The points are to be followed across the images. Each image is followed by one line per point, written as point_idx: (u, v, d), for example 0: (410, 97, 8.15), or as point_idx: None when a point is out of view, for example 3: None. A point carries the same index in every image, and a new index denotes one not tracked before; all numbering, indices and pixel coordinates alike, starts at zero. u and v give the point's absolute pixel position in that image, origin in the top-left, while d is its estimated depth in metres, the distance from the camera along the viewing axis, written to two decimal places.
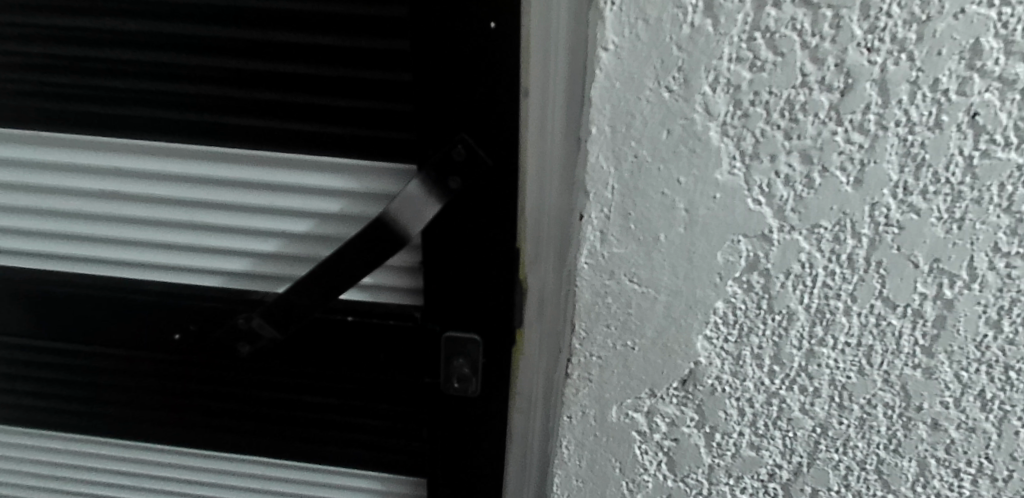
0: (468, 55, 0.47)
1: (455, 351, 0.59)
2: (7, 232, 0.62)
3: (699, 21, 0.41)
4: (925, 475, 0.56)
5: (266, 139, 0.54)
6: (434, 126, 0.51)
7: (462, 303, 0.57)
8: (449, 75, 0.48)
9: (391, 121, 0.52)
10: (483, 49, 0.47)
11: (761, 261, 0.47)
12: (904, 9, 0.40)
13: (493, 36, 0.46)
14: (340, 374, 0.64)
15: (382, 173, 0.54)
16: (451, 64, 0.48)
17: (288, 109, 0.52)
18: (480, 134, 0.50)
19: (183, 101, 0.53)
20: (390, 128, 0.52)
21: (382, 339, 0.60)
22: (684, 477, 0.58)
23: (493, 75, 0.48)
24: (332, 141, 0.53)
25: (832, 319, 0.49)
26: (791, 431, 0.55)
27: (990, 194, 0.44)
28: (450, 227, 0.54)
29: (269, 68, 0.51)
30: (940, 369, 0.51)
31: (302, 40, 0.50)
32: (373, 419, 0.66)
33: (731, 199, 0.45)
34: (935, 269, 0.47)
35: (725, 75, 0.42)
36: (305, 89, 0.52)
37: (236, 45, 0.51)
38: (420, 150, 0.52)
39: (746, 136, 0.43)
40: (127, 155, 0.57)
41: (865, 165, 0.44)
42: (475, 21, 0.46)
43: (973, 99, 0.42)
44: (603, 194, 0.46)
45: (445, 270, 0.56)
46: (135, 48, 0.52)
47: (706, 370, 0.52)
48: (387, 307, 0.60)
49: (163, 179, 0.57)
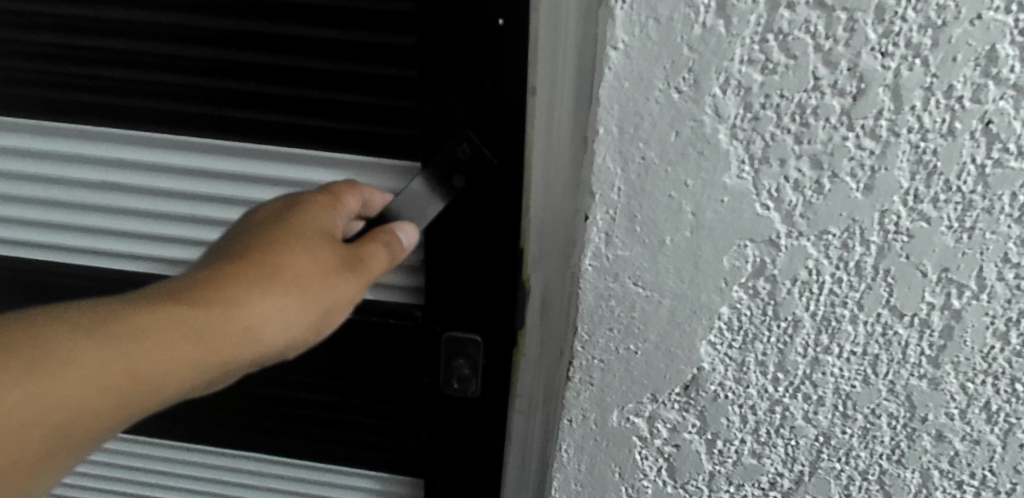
0: (476, 51, 0.47)
1: (456, 351, 0.58)
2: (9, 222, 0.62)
3: (711, 21, 0.40)
4: (928, 487, 0.55)
5: (267, 133, 0.53)
6: (439, 124, 0.50)
7: (463, 303, 0.56)
8: (457, 71, 0.48)
9: (394, 117, 0.51)
10: (492, 45, 0.46)
11: (768, 266, 0.47)
12: (920, 13, 0.39)
13: (503, 32, 0.46)
14: (339, 370, 0.63)
15: (385, 168, 0.53)
16: (459, 60, 0.48)
17: (291, 104, 0.52)
18: (485, 133, 0.49)
19: (184, 94, 0.53)
20: (392, 125, 0.51)
21: (383, 337, 0.60)
22: (684, 484, 0.57)
23: (501, 73, 0.47)
24: (333, 137, 0.52)
25: (838, 327, 0.49)
26: (793, 439, 0.54)
27: (1001, 204, 0.44)
28: (451, 225, 0.53)
29: (272, 60, 0.50)
30: (947, 380, 0.50)
31: (307, 31, 0.49)
32: (371, 418, 0.66)
33: (739, 203, 0.45)
34: (943, 278, 0.46)
35: (736, 77, 0.41)
36: (309, 83, 0.51)
37: (240, 37, 0.50)
38: (423, 147, 0.51)
39: (757, 140, 0.43)
40: (125, 146, 0.56)
41: (876, 172, 0.43)
42: (484, 17, 0.46)
43: (987, 106, 0.41)
44: (609, 196, 0.46)
45: (446, 267, 0.55)
46: (136, 39, 0.51)
47: (709, 376, 0.52)
48: (387, 306, 0.59)
49: (163, 169, 0.56)
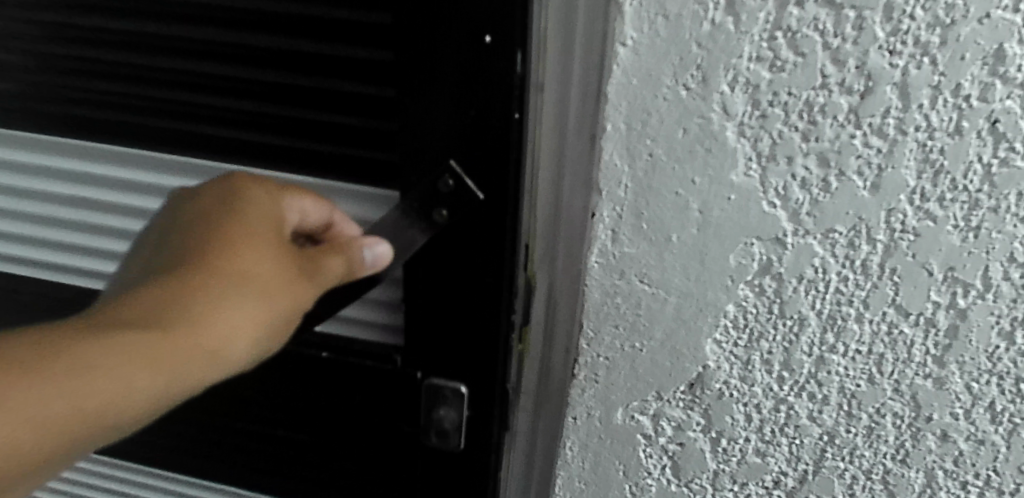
0: (461, 73, 0.46)
1: (434, 394, 0.58)
2: (19, 239, 0.64)
3: (720, 18, 0.40)
4: (933, 486, 0.55)
5: (254, 154, 0.53)
6: (419, 148, 0.49)
7: (444, 342, 0.56)
8: (440, 92, 0.47)
9: (375, 140, 0.50)
10: (477, 66, 0.46)
11: (775, 265, 0.47)
12: (928, 11, 0.39)
13: (489, 51, 0.45)
14: (314, 411, 0.63)
15: (369, 199, 0.53)
16: (443, 80, 0.47)
17: (276, 123, 0.51)
18: (467, 159, 0.48)
19: (176, 110, 0.53)
20: (372, 148, 0.50)
21: (358, 379, 0.59)
22: (687, 483, 0.57)
23: (484, 96, 0.46)
24: (314, 159, 0.52)
25: (844, 325, 0.49)
26: (797, 438, 0.54)
27: (1007, 203, 0.44)
28: (433, 260, 0.52)
29: (256, 74, 0.50)
30: (951, 379, 0.50)
31: (286, 45, 0.48)
32: (347, 462, 0.65)
33: (745, 201, 0.45)
34: (949, 277, 0.46)
35: (744, 74, 0.41)
36: (291, 101, 0.50)
37: (227, 49, 0.49)
38: (404, 174, 0.50)
39: (764, 138, 0.43)
40: (121, 169, 0.57)
41: (883, 170, 0.43)
42: (472, 36, 0.45)
43: (994, 105, 0.41)
44: (616, 192, 0.46)
45: (428, 304, 0.54)
46: (133, 51, 0.51)
47: (715, 374, 0.52)
48: (364, 347, 0.59)
49: (164, 179, 0.56)
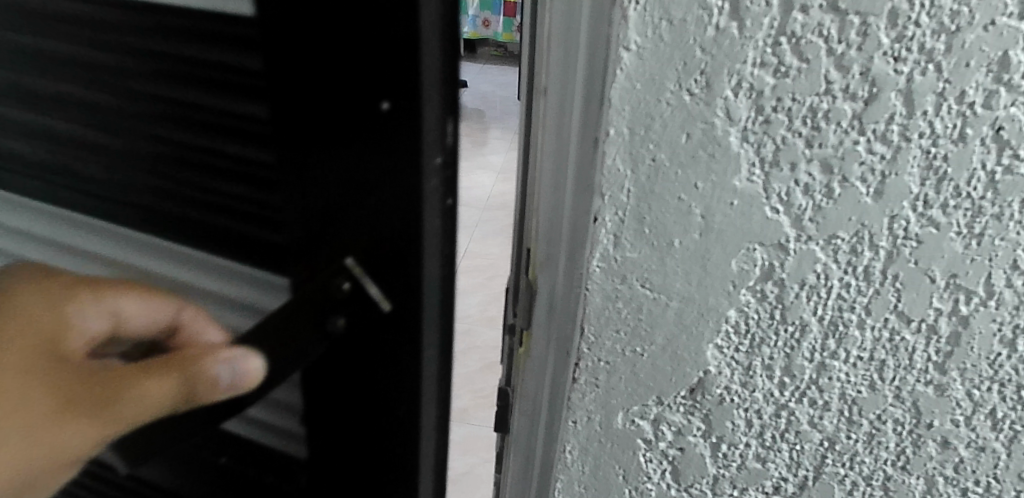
0: (363, 140, 0.43)
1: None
2: None
3: (724, 23, 0.40)
4: (933, 493, 0.55)
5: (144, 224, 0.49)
6: (317, 223, 0.46)
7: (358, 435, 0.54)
8: (342, 161, 0.44)
9: (270, 215, 0.46)
10: (379, 132, 0.42)
11: (777, 270, 0.47)
12: (933, 18, 0.39)
13: (389, 115, 0.42)
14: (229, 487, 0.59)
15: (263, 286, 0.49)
16: (343, 149, 0.43)
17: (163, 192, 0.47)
18: (369, 233, 0.46)
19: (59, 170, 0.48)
20: (265, 223, 0.46)
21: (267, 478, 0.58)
22: (688, 487, 0.57)
23: (387, 165, 0.43)
24: (205, 235, 0.47)
25: (846, 332, 0.49)
26: (798, 444, 0.54)
27: (1011, 211, 0.43)
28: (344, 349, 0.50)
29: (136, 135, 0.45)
30: (953, 386, 0.50)
31: (172, 107, 0.44)
32: None
33: (748, 206, 0.45)
34: (952, 284, 0.46)
35: (748, 79, 0.41)
36: (175, 169, 0.46)
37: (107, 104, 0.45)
38: (303, 250, 0.46)
39: (767, 143, 0.43)
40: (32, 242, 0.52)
41: (887, 177, 0.43)
42: (372, 101, 0.41)
43: (998, 112, 0.41)
44: (618, 197, 0.46)
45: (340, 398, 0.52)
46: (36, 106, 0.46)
47: (716, 379, 0.52)
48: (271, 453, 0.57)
49: (65, 234, 0.51)
